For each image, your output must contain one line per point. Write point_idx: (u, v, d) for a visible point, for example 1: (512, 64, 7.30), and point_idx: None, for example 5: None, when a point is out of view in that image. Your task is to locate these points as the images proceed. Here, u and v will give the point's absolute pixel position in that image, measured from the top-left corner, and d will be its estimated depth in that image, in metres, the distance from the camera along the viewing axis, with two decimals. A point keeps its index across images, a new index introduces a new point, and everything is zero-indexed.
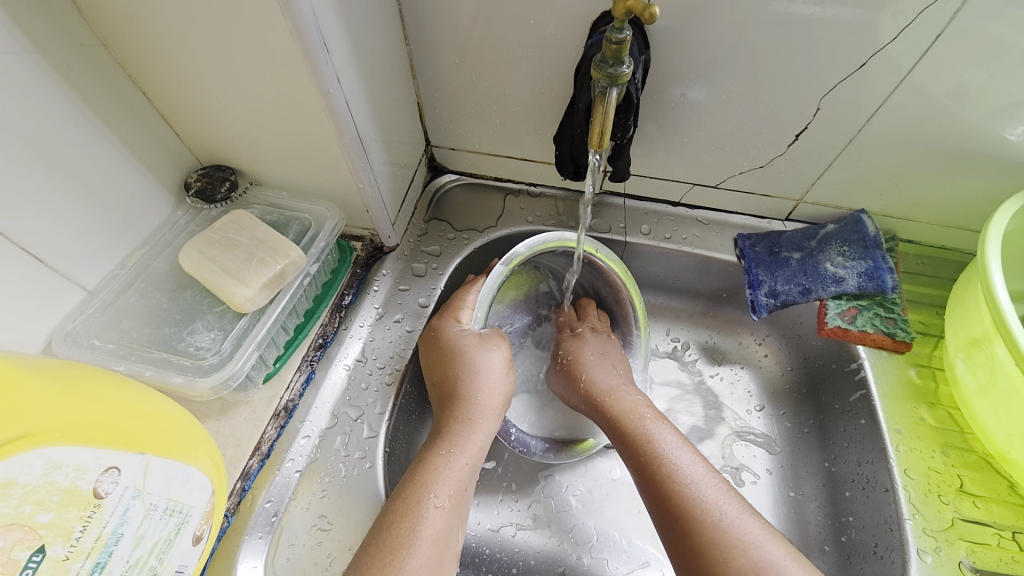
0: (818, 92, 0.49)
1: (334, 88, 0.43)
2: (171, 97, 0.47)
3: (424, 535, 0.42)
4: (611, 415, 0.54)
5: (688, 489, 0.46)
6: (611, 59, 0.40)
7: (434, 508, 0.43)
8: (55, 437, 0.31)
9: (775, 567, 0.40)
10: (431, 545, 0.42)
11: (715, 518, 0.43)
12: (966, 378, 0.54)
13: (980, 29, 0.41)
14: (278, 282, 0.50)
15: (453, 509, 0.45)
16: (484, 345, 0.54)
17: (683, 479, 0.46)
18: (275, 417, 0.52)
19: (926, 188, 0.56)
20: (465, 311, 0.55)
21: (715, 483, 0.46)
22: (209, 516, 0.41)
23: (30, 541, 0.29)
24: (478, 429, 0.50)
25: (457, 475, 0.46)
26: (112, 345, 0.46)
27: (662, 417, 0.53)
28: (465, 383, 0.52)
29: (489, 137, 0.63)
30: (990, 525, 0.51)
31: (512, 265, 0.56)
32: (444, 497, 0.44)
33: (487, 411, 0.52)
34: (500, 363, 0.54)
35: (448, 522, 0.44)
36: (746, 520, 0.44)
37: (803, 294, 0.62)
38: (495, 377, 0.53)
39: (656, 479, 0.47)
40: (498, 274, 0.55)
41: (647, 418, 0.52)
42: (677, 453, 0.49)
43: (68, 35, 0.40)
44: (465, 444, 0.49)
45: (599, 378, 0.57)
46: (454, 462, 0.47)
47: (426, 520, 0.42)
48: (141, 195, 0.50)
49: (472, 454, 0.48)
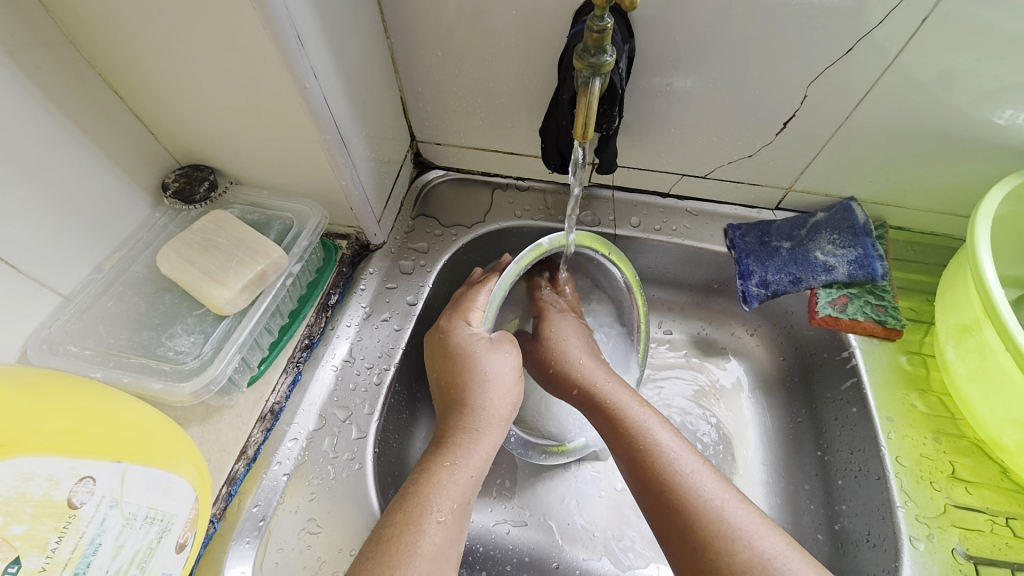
0: (805, 79, 0.49)
1: (311, 83, 0.42)
2: (144, 95, 0.46)
3: (424, 550, 0.41)
4: (603, 410, 0.52)
5: (685, 479, 0.45)
6: (593, 48, 0.39)
7: (436, 522, 0.42)
8: (24, 448, 0.30)
9: (778, 559, 0.40)
10: (430, 560, 0.40)
11: (713, 508, 0.43)
12: (957, 364, 0.54)
13: (968, 11, 0.41)
14: (260, 283, 0.49)
15: (454, 524, 0.44)
16: (494, 350, 0.53)
17: (681, 472, 0.46)
18: (260, 421, 0.51)
19: (915, 174, 0.56)
20: (476, 313, 0.54)
21: (713, 474, 0.46)
22: (193, 522, 0.41)
23: (2, 553, 0.28)
24: (484, 440, 0.49)
25: (460, 489, 0.45)
26: (89, 351, 0.45)
27: (657, 410, 0.52)
28: (472, 392, 0.51)
29: (475, 131, 0.62)
30: (982, 511, 0.51)
31: (527, 260, 0.54)
32: (446, 511, 0.43)
33: (493, 422, 0.50)
34: (510, 370, 0.53)
35: (449, 537, 0.43)
36: (742, 510, 0.43)
37: (794, 283, 0.61)
38: (504, 387, 0.52)
39: (652, 474, 0.46)
40: (510, 273, 0.54)
41: (645, 410, 0.51)
42: (675, 446, 0.48)
43: (33, 32, 0.38)
44: (469, 455, 0.47)
45: (587, 372, 0.55)
46: (457, 474, 0.46)
47: (427, 535, 0.41)
48: (117, 197, 0.49)
49: (476, 467, 0.47)
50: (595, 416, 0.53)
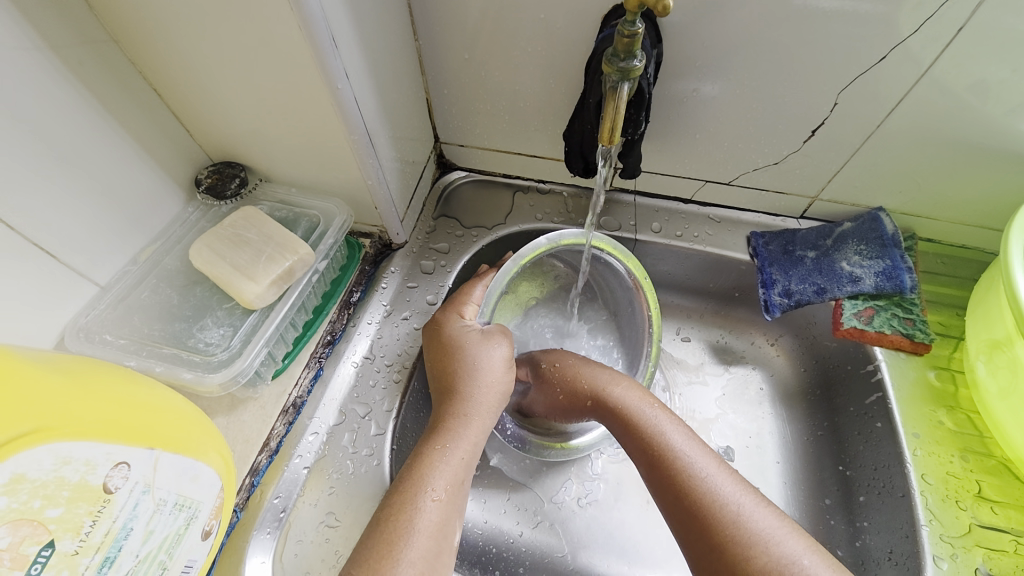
0: (836, 87, 0.48)
1: (343, 84, 0.42)
2: (181, 93, 0.47)
3: (421, 528, 0.41)
4: (614, 414, 0.51)
5: (704, 482, 0.44)
6: (623, 53, 0.39)
7: (432, 500, 0.43)
8: (65, 432, 0.31)
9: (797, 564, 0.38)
10: (428, 537, 0.41)
11: (730, 512, 0.41)
12: (987, 381, 0.53)
13: (1008, 21, 0.40)
14: (287, 279, 0.50)
15: (451, 502, 0.44)
16: (486, 341, 0.53)
17: (699, 473, 0.44)
18: (283, 414, 0.52)
19: (946, 186, 0.55)
20: (471, 307, 0.56)
21: (728, 475, 0.44)
22: (218, 511, 0.42)
23: (39, 536, 0.30)
24: (473, 425, 0.49)
25: (453, 469, 0.45)
26: (124, 340, 0.47)
27: (674, 413, 0.51)
28: (462, 377, 0.51)
29: (499, 133, 0.62)
30: (1008, 531, 0.49)
31: (527, 259, 0.57)
32: (441, 490, 0.44)
33: (483, 406, 0.50)
34: (500, 360, 0.53)
35: (446, 516, 0.43)
36: (762, 511, 0.42)
37: (819, 293, 0.60)
38: (493, 374, 0.52)
39: (668, 475, 0.45)
40: (509, 269, 0.56)
41: (661, 414, 0.50)
42: (690, 447, 0.47)
43: (79, 31, 0.40)
44: (460, 438, 0.47)
45: (598, 375, 0.54)
46: (449, 456, 0.46)
47: (423, 513, 0.42)
48: (153, 191, 0.51)
49: (468, 449, 0.47)
50: (608, 420, 0.52)
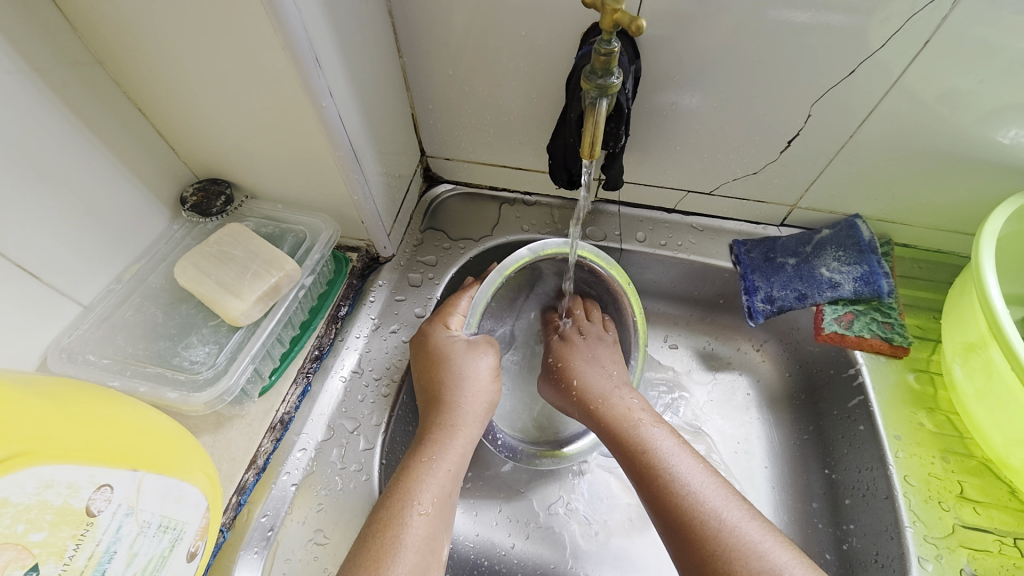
0: (810, 99, 0.49)
1: (327, 102, 0.43)
2: (166, 112, 0.47)
3: (409, 543, 0.41)
4: (608, 426, 0.53)
5: (692, 497, 0.45)
6: (601, 70, 0.40)
7: (419, 515, 0.43)
8: (47, 456, 0.31)
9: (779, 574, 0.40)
10: (415, 552, 0.41)
11: (718, 526, 0.43)
12: (964, 383, 0.54)
13: (969, 35, 0.42)
14: (273, 295, 0.50)
15: (438, 515, 0.44)
16: (471, 351, 0.53)
17: (689, 488, 0.46)
18: (270, 430, 0.52)
19: (919, 193, 0.57)
20: (456, 318, 0.55)
21: (716, 488, 0.46)
22: (203, 531, 0.41)
23: (23, 560, 0.29)
24: (459, 435, 0.49)
25: (440, 482, 0.45)
26: (108, 360, 0.46)
27: (666, 426, 0.52)
28: (448, 389, 0.51)
29: (484, 147, 0.63)
30: (990, 531, 0.50)
31: (510, 270, 0.57)
32: (428, 503, 0.44)
33: (469, 418, 0.51)
34: (485, 370, 0.53)
35: (433, 529, 0.43)
36: (749, 523, 0.43)
37: (800, 299, 0.62)
38: (480, 384, 0.52)
39: (660, 489, 0.47)
40: (493, 280, 0.56)
41: (652, 427, 0.51)
42: (681, 460, 0.48)
43: (63, 52, 0.40)
44: (447, 450, 0.48)
45: (599, 386, 0.56)
46: (436, 469, 0.46)
47: (410, 528, 0.42)
48: (137, 209, 0.50)
49: (455, 461, 0.48)
50: (602, 431, 0.53)
